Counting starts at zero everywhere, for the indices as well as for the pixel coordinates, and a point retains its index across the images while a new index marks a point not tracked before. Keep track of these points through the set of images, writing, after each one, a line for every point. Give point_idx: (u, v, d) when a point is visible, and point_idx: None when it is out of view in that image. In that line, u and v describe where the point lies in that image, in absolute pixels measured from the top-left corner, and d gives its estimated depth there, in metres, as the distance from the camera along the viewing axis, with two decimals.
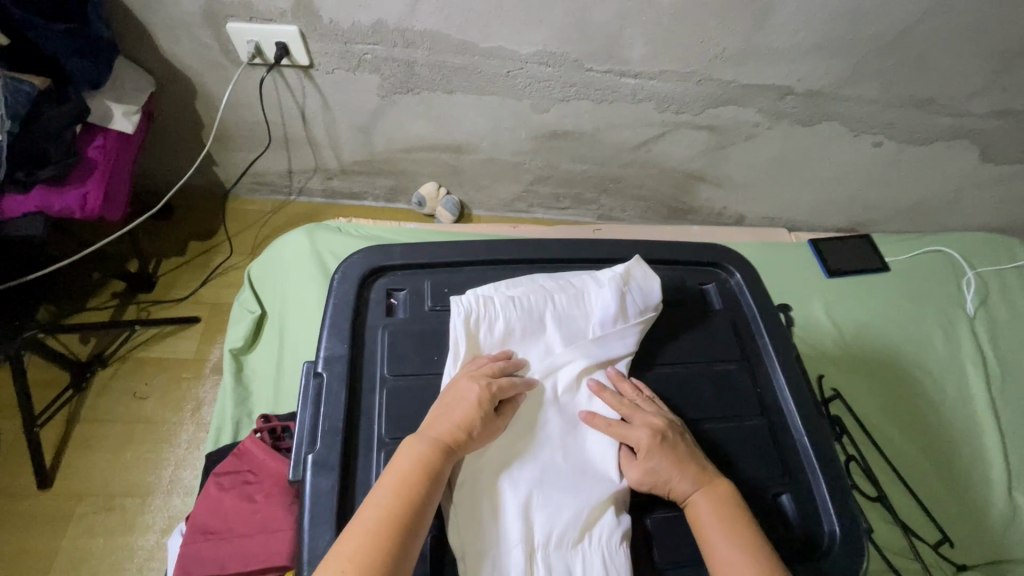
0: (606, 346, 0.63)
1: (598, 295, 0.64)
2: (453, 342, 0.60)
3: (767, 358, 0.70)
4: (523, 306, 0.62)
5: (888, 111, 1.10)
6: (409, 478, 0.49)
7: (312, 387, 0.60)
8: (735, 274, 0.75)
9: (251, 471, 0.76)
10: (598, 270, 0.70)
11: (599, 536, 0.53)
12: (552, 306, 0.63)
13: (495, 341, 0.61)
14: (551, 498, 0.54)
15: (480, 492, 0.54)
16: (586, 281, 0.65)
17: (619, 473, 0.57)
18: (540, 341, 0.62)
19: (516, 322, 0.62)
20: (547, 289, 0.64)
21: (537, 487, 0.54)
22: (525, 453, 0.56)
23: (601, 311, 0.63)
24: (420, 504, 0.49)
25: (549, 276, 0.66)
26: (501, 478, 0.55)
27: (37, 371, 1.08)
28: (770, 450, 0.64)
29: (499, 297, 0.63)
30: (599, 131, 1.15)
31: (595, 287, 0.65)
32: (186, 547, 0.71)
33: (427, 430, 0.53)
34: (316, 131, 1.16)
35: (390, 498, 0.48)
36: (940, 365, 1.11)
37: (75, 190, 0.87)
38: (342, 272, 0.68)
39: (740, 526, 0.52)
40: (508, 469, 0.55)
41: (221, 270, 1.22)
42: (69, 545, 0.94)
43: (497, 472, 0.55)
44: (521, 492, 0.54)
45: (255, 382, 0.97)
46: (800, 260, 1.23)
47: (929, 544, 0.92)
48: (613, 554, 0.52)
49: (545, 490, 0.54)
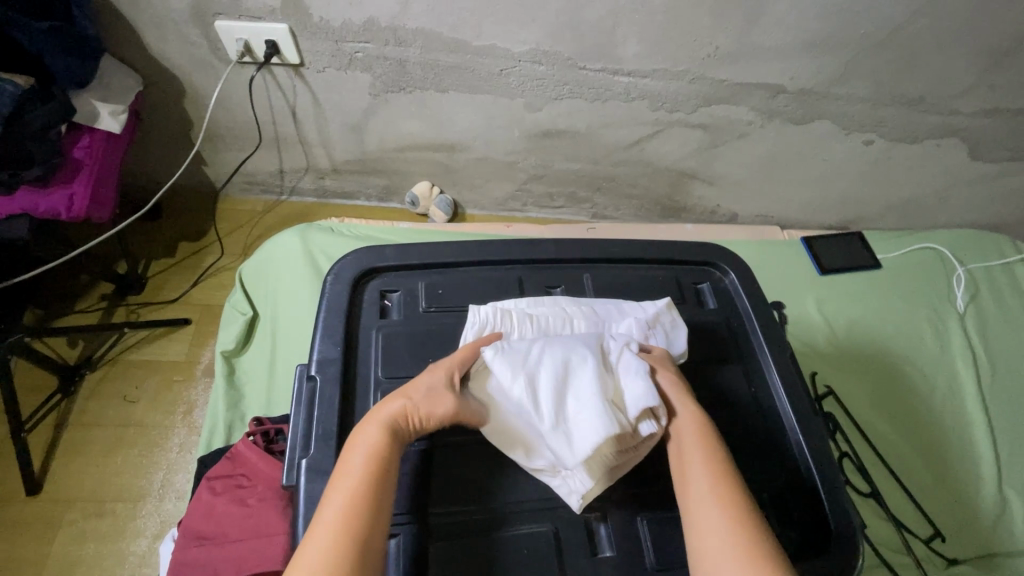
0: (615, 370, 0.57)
1: (620, 326, 0.62)
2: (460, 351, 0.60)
3: (762, 357, 0.70)
4: (540, 326, 0.61)
5: (879, 109, 1.11)
6: (367, 465, 0.48)
7: (306, 391, 0.59)
8: (730, 274, 0.75)
9: (244, 475, 0.76)
10: (625, 300, 0.68)
11: (634, 381, 0.54)
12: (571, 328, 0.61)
13: None
14: (584, 362, 0.55)
15: (509, 369, 0.55)
16: (610, 312, 0.64)
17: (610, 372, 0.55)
18: None
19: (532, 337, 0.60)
20: (568, 313, 0.62)
21: (567, 356, 0.55)
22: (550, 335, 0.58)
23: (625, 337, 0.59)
24: (382, 491, 0.48)
25: (573, 299, 0.64)
26: (527, 356, 0.56)
27: (26, 374, 1.06)
28: (765, 449, 0.64)
29: (518, 313, 0.62)
30: (592, 130, 1.14)
31: (618, 321, 0.63)
32: (179, 553, 0.70)
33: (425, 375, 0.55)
34: (307, 131, 1.15)
35: (353, 491, 0.47)
36: (931, 361, 1.12)
37: (61, 191, 0.86)
38: (335, 273, 0.67)
39: (718, 458, 0.51)
40: (534, 347, 0.57)
41: (212, 271, 1.21)
42: (59, 551, 0.93)
43: (522, 354, 0.56)
44: (551, 362, 0.55)
45: (248, 384, 0.96)
46: (793, 259, 1.24)
47: (920, 539, 0.93)
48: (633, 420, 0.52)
49: (576, 357, 0.55)
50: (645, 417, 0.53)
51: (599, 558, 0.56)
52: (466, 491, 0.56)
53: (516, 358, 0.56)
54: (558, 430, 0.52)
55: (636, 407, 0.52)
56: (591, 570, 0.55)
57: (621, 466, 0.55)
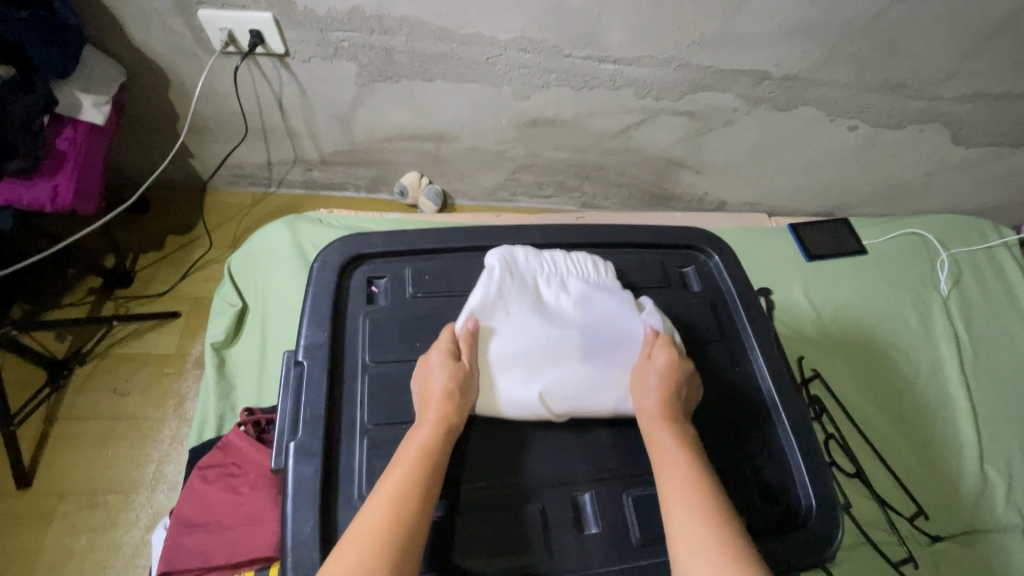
0: (587, 346, 0.61)
1: (590, 309, 0.63)
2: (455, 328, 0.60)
3: (746, 338, 0.71)
4: (514, 301, 0.62)
5: (862, 96, 1.12)
6: (412, 470, 0.50)
7: (293, 376, 0.60)
8: (713, 257, 0.76)
9: (235, 463, 0.76)
10: (603, 282, 0.66)
11: (601, 361, 0.60)
12: (598, 275, 0.67)
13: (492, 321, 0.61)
14: (568, 318, 0.62)
15: (514, 279, 0.63)
16: (578, 290, 0.64)
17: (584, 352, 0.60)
18: (536, 333, 0.61)
19: (563, 263, 0.66)
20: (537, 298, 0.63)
21: (564, 305, 0.63)
22: (573, 282, 0.65)
23: (625, 312, 0.63)
24: (428, 499, 0.49)
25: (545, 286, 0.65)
26: (529, 276, 0.65)
27: (15, 368, 1.06)
28: (749, 427, 0.65)
29: (496, 292, 0.62)
30: (580, 119, 1.15)
31: (588, 297, 0.64)
32: (171, 541, 0.70)
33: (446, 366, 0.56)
34: (295, 122, 1.15)
35: (394, 498, 0.48)
36: (915, 344, 1.14)
37: (45, 184, 0.85)
38: (322, 260, 0.67)
39: (700, 473, 0.52)
40: (552, 278, 0.65)
41: (201, 264, 1.20)
42: (52, 544, 0.93)
43: (538, 273, 0.65)
44: (547, 299, 0.64)
45: (239, 375, 0.96)
46: (780, 245, 1.25)
47: (904, 517, 0.95)
48: (585, 391, 0.58)
49: (567, 312, 0.63)
50: (599, 394, 0.59)
51: (586, 534, 0.57)
52: (452, 473, 0.57)
53: (532, 274, 0.65)
54: (523, 379, 0.58)
55: (597, 389, 0.59)
56: (579, 546, 0.56)
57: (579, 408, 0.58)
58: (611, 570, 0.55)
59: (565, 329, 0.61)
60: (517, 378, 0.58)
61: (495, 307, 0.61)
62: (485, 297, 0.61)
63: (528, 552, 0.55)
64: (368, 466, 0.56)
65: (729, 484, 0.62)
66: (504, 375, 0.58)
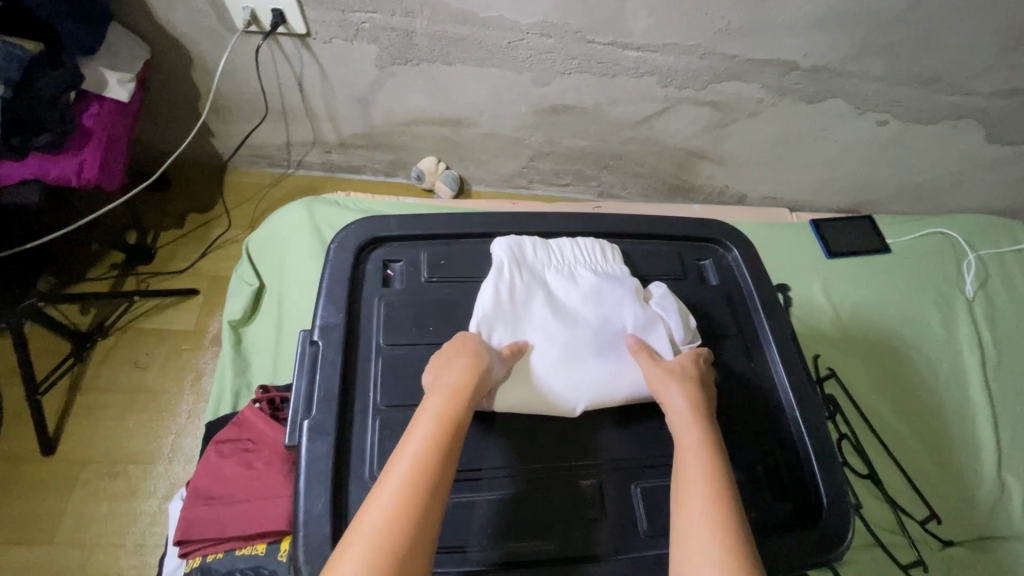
0: (603, 340, 0.61)
1: (603, 300, 0.63)
2: (476, 320, 0.60)
3: (762, 333, 0.70)
4: (526, 294, 0.62)
5: (893, 89, 1.09)
6: (427, 453, 0.48)
7: (308, 355, 0.60)
8: (732, 250, 0.75)
9: (250, 439, 0.78)
10: (612, 273, 0.66)
11: (618, 355, 0.60)
12: (605, 263, 0.67)
13: (507, 314, 0.61)
14: (581, 306, 0.63)
15: (523, 270, 0.64)
16: (588, 282, 0.64)
17: (600, 345, 0.60)
18: (550, 327, 0.61)
19: (569, 253, 0.67)
20: (548, 291, 0.64)
21: (576, 293, 0.63)
22: (582, 270, 0.65)
23: (636, 296, 0.63)
24: (442, 481, 0.47)
25: (555, 280, 0.64)
26: (539, 268, 0.65)
27: (41, 339, 1.09)
28: (762, 423, 0.64)
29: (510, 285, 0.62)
30: (600, 106, 1.13)
31: (599, 288, 0.63)
32: (188, 511, 0.72)
33: (441, 388, 0.53)
34: (314, 104, 1.15)
35: (411, 477, 0.46)
36: (935, 346, 1.11)
37: (71, 158, 0.86)
38: (339, 241, 0.67)
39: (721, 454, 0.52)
40: (560, 268, 0.65)
41: (220, 242, 1.22)
42: (74, 509, 0.96)
43: (547, 265, 0.65)
44: (558, 288, 0.64)
45: (255, 353, 0.98)
46: (801, 241, 1.23)
47: (916, 520, 0.94)
48: (604, 383, 0.58)
49: (579, 300, 0.63)
50: (620, 386, 0.58)
51: (593, 523, 0.57)
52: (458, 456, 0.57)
53: (540, 266, 0.65)
54: (541, 374, 0.58)
55: (616, 381, 0.58)
56: (587, 533, 0.56)
57: (600, 401, 0.58)
58: (617, 559, 0.55)
59: (577, 323, 0.61)
60: (536, 373, 0.58)
61: (509, 300, 0.61)
62: (496, 288, 0.61)
63: (535, 537, 0.55)
64: (379, 447, 0.57)
65: (742, 479, 0.61)
66: (523, 368, 0.58)
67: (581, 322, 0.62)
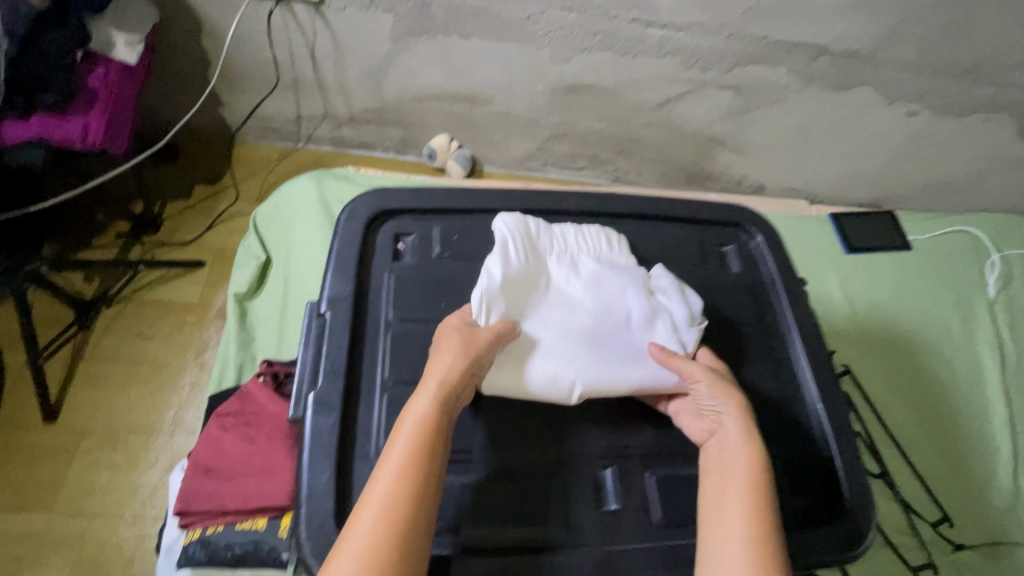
0: (604, 331, 0.58)
1: (605, 291, 0.60)
2: (476, 300, 0.56)
3: (785, 323, 0.67)
4: (527, 279, 0.59)
5: (925, 79, 1.05)
6: (415, 452, 0.45)
7: (315, 327, 0.58)
8: (757, 237, 0.72)
9: (252, 413, 0.76)
10: (616, 263, 0.63)
11: (620, 346, 0.57)
12: (609, 252, 0.64)
13: (507, 297, 0.57)
14: (584, 296, 0.60)
15: (526, 252, 0.60)
16: (591, 271, 0.61)
17: (600, 336, 0.58)
18: (549, 315, 0.58)
19: (573, 239, 0.64)
20: (549, 278, 0.61)
21: (578, 282, 0.61)
22: (585, 258, 0.63)
23: (640, 285, 0.61)
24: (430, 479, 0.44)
25: (557, 267, 0.61)
26: (540, 253, 0.62)
27: (44, 306, 1.08)
28: (782, 416, 0.62)
29: (511, 266, 0.58)
30: (620, 87, 1.10)
31: (602, 278, 0.61)
32: (188, 483, 0.71)
33: (427, 386, 0.49)
34: (326, 76, 1.12)
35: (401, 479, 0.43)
36: (954, 346, 1.08)
37: (76, 120, 0.83)
38: (349, 212, 0.65)
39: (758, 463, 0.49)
40: (563, 255, 0.62)
41: (227, 215, 1.20)
42: (74, 477, 0.95)
43: (550, 250, 0.62)
44: (559, 277, 0.61)
45: (260, 327, 0.96)
46: (818, 236, 1.19)
47: (927, 522, 0.92)
48: (604, 374, 0.55)
49: (582, 289, 0.60)
50: (620, 378, 0.55)
51: (604, 510, 0.55)
52: (456, 433, 0.55)
53: (543, 250, 0.62)
54: (538, 362, 0.56)
55: (616, 373, 0.56)
56: (598, 519, 0.55)
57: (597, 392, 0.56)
58: (623, 548, 0.54)
59: (577, 312, 0.59)
60: (532, 361, 0.56)
61: (510, 283, 0.58)
62: (498, 267, 0.58)
63: (544, 523, 0.54)
64: (386, 423, 0.55)
65: None
66: (520, 356, 0.56)
67: (582, 312, 0.59)
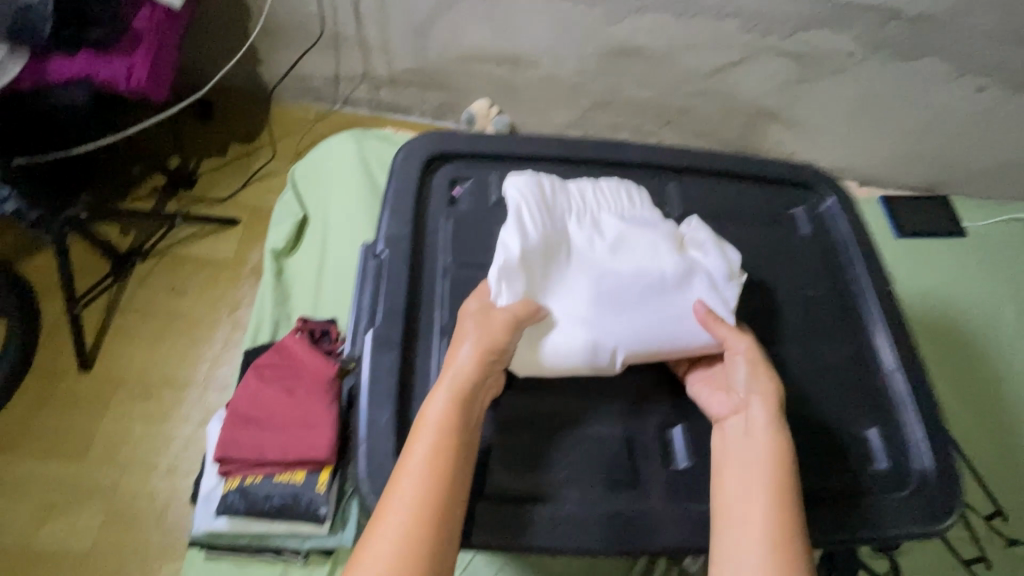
0: (639, 293, 0.53)
1: (635, 249, 0.54)
2: (496, 271, 0.50)
3: (860, 289, 0.63)
4: (549, 243, 0.53)
5: (1000, 50, 0.99)
6: (440, 452, 0.43)
7: (371, 268, 0.56)
8: (829, 198, 0.68)
9: (291, 366, 0.74)
10: (641, 218, 0.57)
11: (657, 310, 0.52)
12: (633, 208, 0.58)
13: (529, 265, 0.52)
14: (611, 258, 0.54)
15: (545, 217, 0.54)
16: (617, 230, 0.55)
17: (636, 300, 0.52)
18: (576, 280, 0.53)
19: (592, 198, 0.57)
20: (572, 241, 0.55)
21: (602, 244, 0.55)
22: (608, 217, 0.56)
23: (671, 240, 0.55)
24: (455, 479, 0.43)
25: (578, 228, 0.55)
26: (557, 213, 0.55)
27: (80, 256, 1.07)
28: (859, 384, 0.59)
29: (531, 232, 0.52)
30: (673, 52, 1.05)
31: (630, 237, 0.55)
32: (226, 432, 0.69)
33: (442, 385, 0.46)
34: (369, 32, 1.09)
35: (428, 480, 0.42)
36: (1013, 336, 1.03)
37: (121, 60, 0.82)
38: (405, 153, 0.62)
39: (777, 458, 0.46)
40: (583, 216, 0.56)
41: (262, 174, 1.18)
42: (107, 427, 0.95)
43: (568, 210, 0.56)
44: (582, 239, 0.55)
45: (297, 284, 0.94)
46: (869, 217, 1.14)
47: (980, 514, 0.88)
48: (643, 342, 0.51)
49: (607, 251, 0.54)
50: (659, 346, 0.51)
51: (672, 470, 0.53)
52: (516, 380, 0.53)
53: (560, 212, 0.55)
54: (570, 331, 0.51)
55: (656, 339, 0.51)
56: (664, 478, 0.52)
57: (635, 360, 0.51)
58: (690, 508, 0.51)
59: (605, 275, 0.53)
60: (564, 330, 0.51)
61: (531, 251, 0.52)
62: (515, 237, 0.51)
63: (609, 480, 0.52)
64: None
65: (837, 439, 0.56)
66: (547, 324, 0.51)
67: (610, 274, 0.53)
